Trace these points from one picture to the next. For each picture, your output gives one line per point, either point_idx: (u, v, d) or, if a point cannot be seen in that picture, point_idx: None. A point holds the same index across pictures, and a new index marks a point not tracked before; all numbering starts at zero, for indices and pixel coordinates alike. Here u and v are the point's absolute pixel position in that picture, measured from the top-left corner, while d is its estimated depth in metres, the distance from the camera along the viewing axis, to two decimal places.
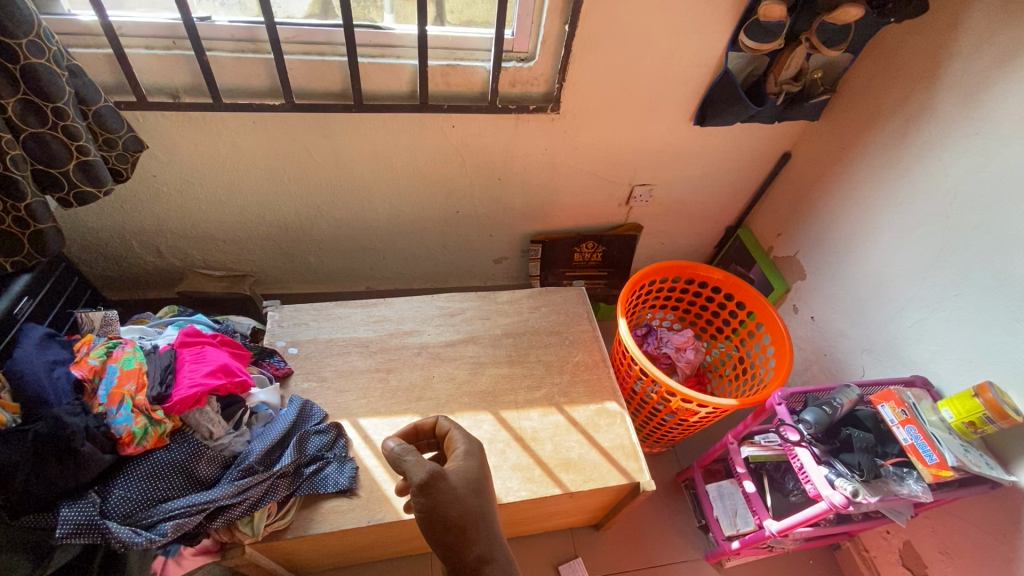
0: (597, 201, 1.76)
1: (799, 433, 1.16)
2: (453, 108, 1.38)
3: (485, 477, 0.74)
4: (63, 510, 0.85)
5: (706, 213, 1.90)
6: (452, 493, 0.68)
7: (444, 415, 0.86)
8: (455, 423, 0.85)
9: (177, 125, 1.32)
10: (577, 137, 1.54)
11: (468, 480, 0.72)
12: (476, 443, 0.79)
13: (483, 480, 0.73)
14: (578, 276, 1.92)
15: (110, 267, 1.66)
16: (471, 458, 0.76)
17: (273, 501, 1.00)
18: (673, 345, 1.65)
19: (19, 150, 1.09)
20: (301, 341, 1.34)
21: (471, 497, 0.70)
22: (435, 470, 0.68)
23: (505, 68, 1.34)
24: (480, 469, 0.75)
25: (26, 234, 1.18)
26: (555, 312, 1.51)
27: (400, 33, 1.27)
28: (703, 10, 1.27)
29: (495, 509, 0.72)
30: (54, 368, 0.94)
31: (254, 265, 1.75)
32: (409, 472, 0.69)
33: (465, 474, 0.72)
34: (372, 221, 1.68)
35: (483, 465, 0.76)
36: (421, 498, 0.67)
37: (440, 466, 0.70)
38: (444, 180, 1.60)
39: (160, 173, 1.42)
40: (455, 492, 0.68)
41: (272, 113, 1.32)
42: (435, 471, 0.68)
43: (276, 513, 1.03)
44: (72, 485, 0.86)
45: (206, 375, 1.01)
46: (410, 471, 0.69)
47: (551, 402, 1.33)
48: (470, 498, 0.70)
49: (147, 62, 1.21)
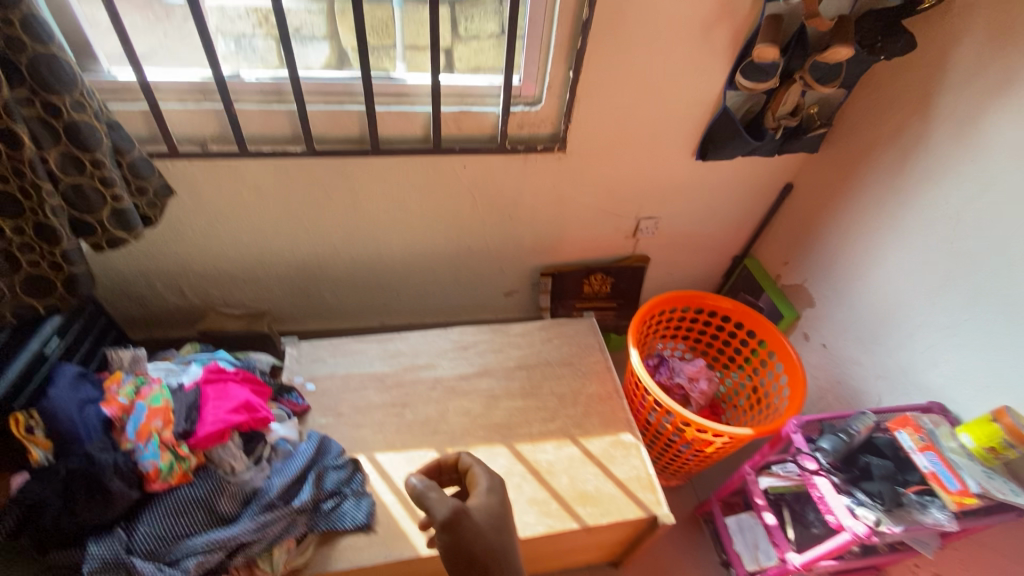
0: (604, 235, 1.81)
1: (817, 462, 1.16)
2: (464, 150, 1.44)
3: (506, 514, 0.74)
4: (90, 546, 0.87)
5: (712, 243, 1.93)
6: (474, 528, 0.69)
7: (466, 450, 0.87)
8: (476, 458, 0.85)
9: (204, 172, 1.40)
10: (583, 174, 1.59)
11: (489, 515, 0.72)
12: (497, 478, 0.79)
13: (506, 517, 0.74)
14: (588, 308, 1.94)
15: (134, 308, 1.71)
16: (492, 494, 0.76)
17: (292, 538, 1.01)
18: (685, 375, 1.66)
19: (58, 199, 1.16)
20: (318, 377, 1.37)
21: (494, 533, 0.70)
22: (458, 506, 0.69)
23: (513, 112, 1.42)
24: (499, 505, 0.75)
25: (59, 277, 1.24)
26: (567, 343, 1.53)
27: (413, 82, 1.36)
28: (701, 54, 1.34)
29: (516, 545, 0.72)
30: (85, 405, 0.97)
31: (272, 302, 1.80)
32: (432, 509, 0.69)
33: (486, 508, 0.73)
34: (387, 258, 1.74)
35: (505, 502, 0.76)
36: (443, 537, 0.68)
37: (463, 503, 0.70)
38: (455, 217, 1.65)
39: (186, 218, 1.49)
40: (477, 528, 0.69)
41: (293, 159, 1.40)
42: (458, 508, 0.69)
43: (294, 550, 1.03)
44: (100, 520, 0.88)
45: (229, 412, 1.04)
46: (433, 508, 0.70)
47: (565, 434, 1.33)
48: (492, 534, 0.70)
49: (179, 115, 1.30)
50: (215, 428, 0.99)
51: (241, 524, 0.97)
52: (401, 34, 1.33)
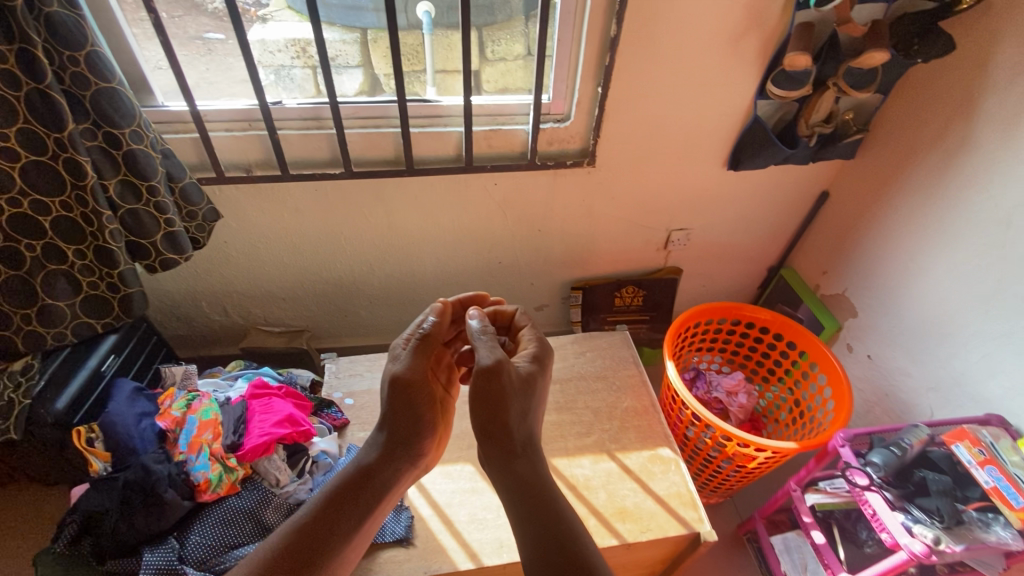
0: (635, 247, 1.80)
1: (868, 477, 1.11)
2: (495, 168, 1.47)
3: (536, 377, 0.87)
4: (146, 555, 0.89)
5: (746, 254, 1.90)
6: (507, 387, 0.79)
7: (523, 312, 1.02)
8: (536, 336, 0.96)
9: (248, 195, 1.47)
10: (613, 187, 1.60)
11: (525, 395, 0.82)
12: (544, 350, 0.92)
13: (535, 382, 0.85)
14: (620, 321, 1.93)
15: (182, 326, 1.79)
16: (533, 361, 0.89)
17: None
18: (723, 389, 1.62)
19: (117, 224, 1.24)
20: (356, 391, 1.40)
21: (519, 400, 0.80)
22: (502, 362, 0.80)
23: (543, 129, 1.44)
24: (536, 380, 0.86)
25: (116, 297, 1.32)
26: (600, 357, 1.52)
27: (447, 104, 1.40)
28: (729, 65, 1.34)
29: (532, 412, 0.82)
30: (140, 418, 1.01)
31: (310, 320, 1.85)
32: (481, 352, 0.82)
33: (525, 378, 0.84)
34: (420, 275, 1.77)
35: (541, 368, 0.89)
36: (479, 377, 0.79)
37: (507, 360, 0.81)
38: (486, 233, 1.68)
39: (231, 239, 1.56)
40: (510, 385, 0.80)
41: (332, 181, 1.45)
42: (501, 362, 0.80)
43: None
44: (155, 530, 0.91)
45: (274, 425, 1.07)
46: (482, 348, 0.83)
47: (601, 449, 1.32)
48: (515, 401, 0.80)
49: (226, 143, 1.37)
50: (258, 442, 1.03)
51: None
52: (430, 60, 1.38)
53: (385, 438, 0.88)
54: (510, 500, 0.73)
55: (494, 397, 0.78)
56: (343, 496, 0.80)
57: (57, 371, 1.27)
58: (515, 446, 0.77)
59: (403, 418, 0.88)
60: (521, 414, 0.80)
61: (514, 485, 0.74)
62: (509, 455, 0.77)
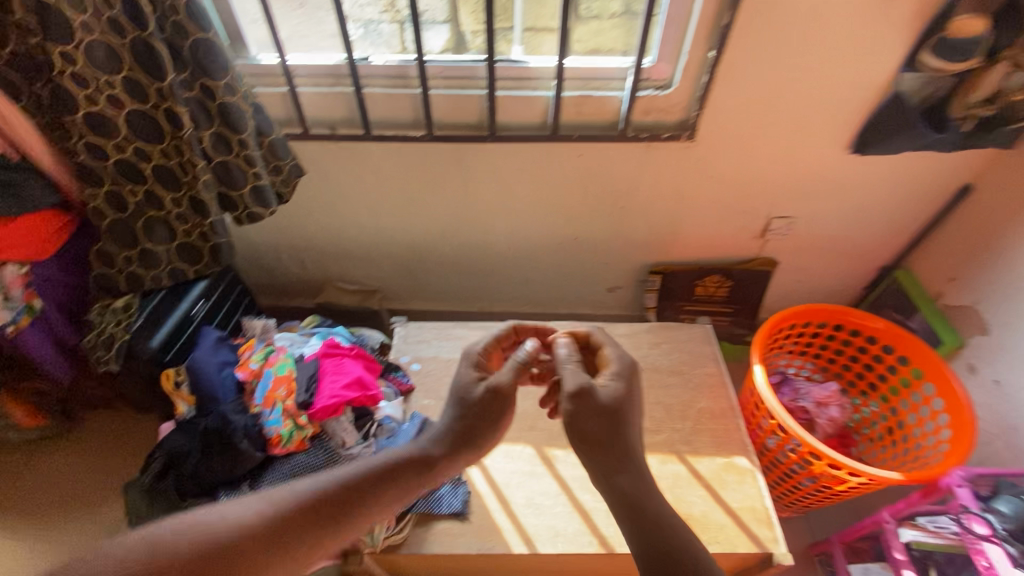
0: (727, 233, 1.65)
1: (989, 527, 0.97)
2: (583, 137, 1.37)
3: (630, 398, 0.81)
4: (222, 498, 0.94)
5: (855, 250, 1.68)
6: (598, 416, 0.77)
7: (600, 328, 0.93)
8: (609, 340, 0.90)
9: (331, 152, 1.46)
10: (710, 166, 1.45)
11: (618, 407, 0.78)
12: (628, 365, 0.85)
13: (628, 403, 0.80)
14: (700, 311, 1.80)
15: (265, 276, 1.87)
16: (619, 379, 0.82)
17: (390, 515, 1.07)
18: (812, 398, 1.47)
19: (209, 175, 1.27)
20: (423, 358, 1.39)
21: (613, 420, 0.77)
22: (586, 387, 0.78)
23: (640, 96, 1.31)
24: (627, 394, 0.80)
25: (206, 246, 1.37)
26: (676, 350, 1.42)
27: (537, 66, 1.30)
28: (873, 29, 1.14)
29: (633, 437, 0.78)
30: (222, 367, 1.05)
31: (382, 281, 1.87)
32: (566, 380, 0.80)
33: (614, 396, 0.79)
34: (493, 245, 1.72)
35: (632, 387, 0.82)
36: (569, 406, 0.77)
37: (591, 385, 0.78)
38: (566, 207, 1.59)
39: (313, 196, 1.58)
40: (599, 412, 0.77)
41: (413, 143, 1.41)
42: (585, 388, 0.78)
43: (394, 526, 1.09)
44: (231, 476, 0.96)
45: (343, 387, 1.07)
46: (567, 376, 0.80)
47: (671, 450, 1.23)
48: (608, 420, 0.77)
49: (313, 99, 1.36)
50: (329, 403, 1.03)
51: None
52: (520, 17, 1.28)
53: (452, 433, 0.83)
54: (618, 513, 0.71)
55: (585, 424, 0.76)
56: (391, 474, 0.76)
57: (153, 311, 1.35)
58: (619, 456, 0.75)
59: (484, 421, 0.85)
60: (617, 430, 0.77)
61: (619, 501, 0.72)
62: (612, 467, 0.75)
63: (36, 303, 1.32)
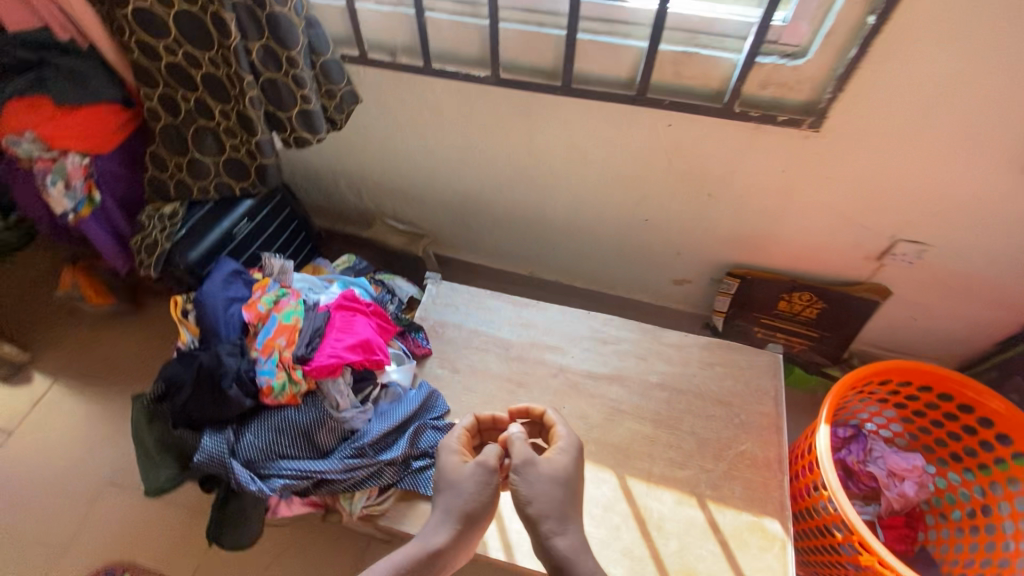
0: (833, 246, 1.36)
1: None
2: (674, 105, 1.12)
3: (573, 473, 0.89)
4: (205, 436, 0.93)
5: (999, 298, 1.33)
6: (541, 484, 0.85)
7: (549, 409, 1.01)
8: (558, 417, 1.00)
9: (389, 82, 1.32)
10: (832, 164, 1.16)
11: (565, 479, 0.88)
12: (573, 441, 0.94)
13: (571, 476, 0.89)
14: (776, 326, 1.57)
15: (321, 199, 1.83)
16: (566, 454, 0.92)
17: (374, 486, 0.98)
18: (885, 466, 1.24)
19: (256, 91, 1.19)
20: (447, 324, 1.30)
21: (559, 489, 0.86)
22: (530, 458, 0.87)
23: (759, 64, 1.03)
24: (572, 469, 0.89)
25: (253, 165, 1.32)
26: (730, 377, 1.22)
27: (634, 7, 1.04)
28: None
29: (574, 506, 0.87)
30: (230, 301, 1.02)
31: (432, 226, 1.77)
32: (515, 452, 0.89)
33: (557, 467, 0.88)
34: (552, 212, 1.55)
35: (576, 462, 0.91)
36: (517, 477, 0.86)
37: (535, 456, 0.88)
38: (640, 183, 1.36)
39: (369, 126, 1.47)
40: (543, 482, 0.86)
41: (476, 84, 1.24)
42: (529, 459, 0.87)
43: (375, 497, 0.99)
44: (218, 416, 0.94)
45: (346, 348, 1.00)
46: (516, 450, 0.89)
47: (692, 491, 1.08)
48: (557, 493, 0.85)
49: (374, 18, 1.21)
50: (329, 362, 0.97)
51: (332, 461, 0.97)
52: None
53: (459, 515, 0.86)
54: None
55: (539, 502, 0.84)
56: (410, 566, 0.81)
57: (196, 223, 1.35)
58: (555, 518, 0.84)
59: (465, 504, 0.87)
60: (565, 504, 0.85)
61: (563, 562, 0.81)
62: (552, 530, 0.83)
63: (95, 196, 1.35)
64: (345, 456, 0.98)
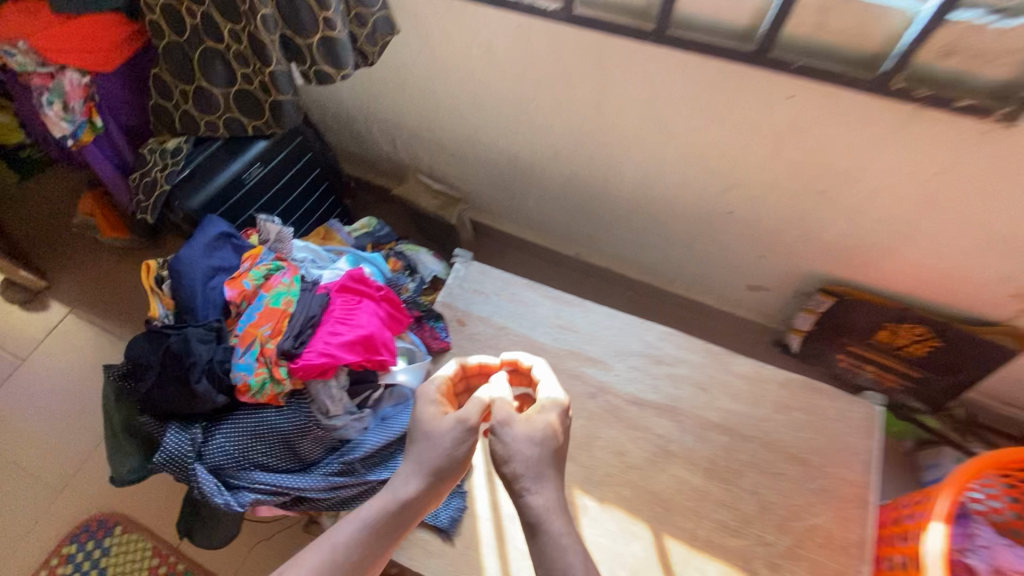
0: (973, 275, 1.05)
1: None
2: (805, 71, 0.82)
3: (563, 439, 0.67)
4: (169, 432, 0.79)
5: None
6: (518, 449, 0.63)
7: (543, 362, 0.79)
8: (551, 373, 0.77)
9: (434, 9, 1.07)
10: (1011, 171, 0.84)
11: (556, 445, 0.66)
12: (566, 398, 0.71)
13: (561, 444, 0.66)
14: (866, 354, 1.31)
15: (352, 143, 1.62)
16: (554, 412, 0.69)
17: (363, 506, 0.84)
18: (990, 560, 0.98)
19: (270, 9, 0.96)
20: (471, 315, 1.10)
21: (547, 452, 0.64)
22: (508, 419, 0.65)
23: (947, 21, 0.73)
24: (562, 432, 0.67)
25: (267, 102, 1.11)
26: (811, 428, 0.98)
27: None
28: None
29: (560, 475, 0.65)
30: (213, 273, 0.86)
31: (471, 189, 1.54)
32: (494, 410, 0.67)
33: (544, 427, 0.65)
34: (613, 190, 1.29)
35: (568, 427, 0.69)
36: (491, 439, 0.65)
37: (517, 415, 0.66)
38: (733, 167, 1.08)
39: (408, 64, 1.23)
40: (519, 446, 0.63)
41: (543, 20, 0.97)
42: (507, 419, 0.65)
43: None
44: (186, 411, 0.80)
45: (342, 346, 0.81)
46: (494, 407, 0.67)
47: (744, 568, 0.87)
48: (540, 454, 0.63)
49: None
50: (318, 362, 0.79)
51: (314, 477, 0.80)
52: None
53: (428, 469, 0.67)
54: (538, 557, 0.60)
55: (517, 461, 0.62)
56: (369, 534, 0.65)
57: (201, 164, 1.17)
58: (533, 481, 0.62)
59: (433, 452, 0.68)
60: (544, 463, 0.63)
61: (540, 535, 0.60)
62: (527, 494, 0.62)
63: (97, 121, 1.18)
64: (330, 472, 0.81)
